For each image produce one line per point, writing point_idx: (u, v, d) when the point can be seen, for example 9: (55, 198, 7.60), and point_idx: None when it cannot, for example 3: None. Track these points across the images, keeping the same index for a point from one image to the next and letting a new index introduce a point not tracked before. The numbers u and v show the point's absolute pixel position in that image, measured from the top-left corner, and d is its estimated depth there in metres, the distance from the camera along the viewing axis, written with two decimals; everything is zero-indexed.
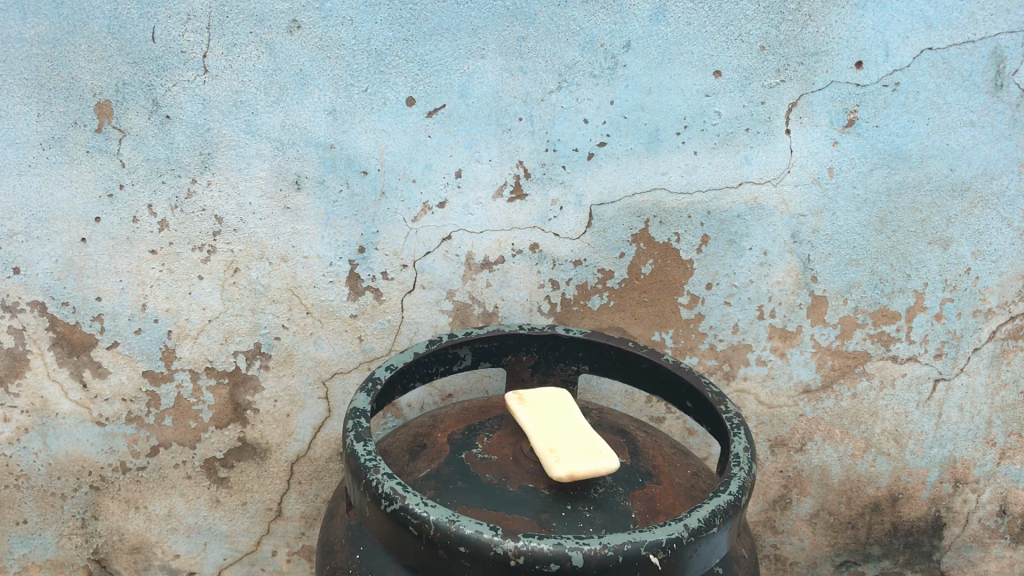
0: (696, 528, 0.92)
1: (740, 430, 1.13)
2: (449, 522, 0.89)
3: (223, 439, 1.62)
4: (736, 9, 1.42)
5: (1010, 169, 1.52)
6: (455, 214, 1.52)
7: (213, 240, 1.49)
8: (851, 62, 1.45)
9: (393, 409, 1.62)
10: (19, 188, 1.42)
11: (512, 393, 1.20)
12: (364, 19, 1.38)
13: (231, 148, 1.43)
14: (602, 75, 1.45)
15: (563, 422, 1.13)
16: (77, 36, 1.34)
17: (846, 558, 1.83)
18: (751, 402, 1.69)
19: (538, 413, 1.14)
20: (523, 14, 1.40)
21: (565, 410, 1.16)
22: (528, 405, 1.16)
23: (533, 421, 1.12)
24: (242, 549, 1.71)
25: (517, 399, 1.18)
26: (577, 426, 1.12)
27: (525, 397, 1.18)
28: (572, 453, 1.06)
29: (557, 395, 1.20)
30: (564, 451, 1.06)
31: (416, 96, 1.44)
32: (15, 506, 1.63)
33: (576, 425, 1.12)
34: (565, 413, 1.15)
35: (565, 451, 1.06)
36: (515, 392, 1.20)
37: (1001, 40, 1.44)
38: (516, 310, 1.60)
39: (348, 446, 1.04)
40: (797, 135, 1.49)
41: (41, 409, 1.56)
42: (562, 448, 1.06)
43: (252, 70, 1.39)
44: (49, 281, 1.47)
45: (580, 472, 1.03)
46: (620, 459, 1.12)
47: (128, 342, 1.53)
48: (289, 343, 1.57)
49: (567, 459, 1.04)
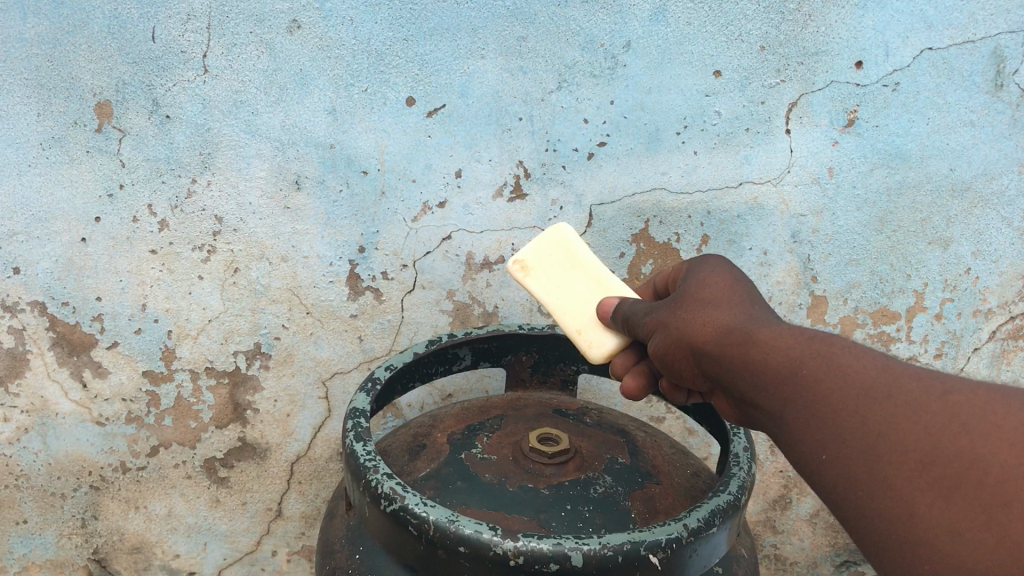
0: (696, 528, 0.92)
1: (740, 430, 1.13)
2: (449, 522, 0.89)
3: (223, 439, 1.62)
4: (735, 9, 1.42)
5: (1010, 169, 1.52)
6: (455, 214, 1.52)
7: (213, 240, 1.49)
8: (852, 61, 1.45)
9: (393, 409, 1.62)
10: (19, 188, 1.42)
11: (511, 259, 1.12)
12: (364, 19, 1.38)
13: (231, 148, 1.43)
14: (602, 75, 1.45)
15: (578, 283, 1.10)
16: (77, 36, 1.34)
17: (846, 558, 1.82)
18: None
19: (551, 284, 1.10)
20: (523, 13, 1.41)
21: (573, 253, 1.12)
22: (538, 276, 1.10)
23: (550, 297, 1.09)
24: (241, 549, 1.71)
25: (522, 271, 1.11)
26: (594, 279, 1.11)
27: (529, 264, 1.11)
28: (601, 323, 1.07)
29: (560, 241, 1.12)
30: (591, 326, 1.07)
31: (416, 96, 1.44)
32: (15, 506, 1.63)
33: (592, 276, 1.11)
34: (577, 264, 1.11)
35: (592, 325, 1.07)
36: (514, 258, 1.11)
37: (1001, 40, 1.44)
38: (516, 310, 1.60)
39: (348, 446, 1.04)
40: (797, 135, 1.49)
41: (42, 409, 1.56)
42: (589, 326, 1.07)
43: (252, 70, 1.39)
44: (49, 281, 1.47)
45: (615, 353, 1.06)
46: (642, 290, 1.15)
47: (127, 342, 1.53)
48: (290, 343, 1.57)
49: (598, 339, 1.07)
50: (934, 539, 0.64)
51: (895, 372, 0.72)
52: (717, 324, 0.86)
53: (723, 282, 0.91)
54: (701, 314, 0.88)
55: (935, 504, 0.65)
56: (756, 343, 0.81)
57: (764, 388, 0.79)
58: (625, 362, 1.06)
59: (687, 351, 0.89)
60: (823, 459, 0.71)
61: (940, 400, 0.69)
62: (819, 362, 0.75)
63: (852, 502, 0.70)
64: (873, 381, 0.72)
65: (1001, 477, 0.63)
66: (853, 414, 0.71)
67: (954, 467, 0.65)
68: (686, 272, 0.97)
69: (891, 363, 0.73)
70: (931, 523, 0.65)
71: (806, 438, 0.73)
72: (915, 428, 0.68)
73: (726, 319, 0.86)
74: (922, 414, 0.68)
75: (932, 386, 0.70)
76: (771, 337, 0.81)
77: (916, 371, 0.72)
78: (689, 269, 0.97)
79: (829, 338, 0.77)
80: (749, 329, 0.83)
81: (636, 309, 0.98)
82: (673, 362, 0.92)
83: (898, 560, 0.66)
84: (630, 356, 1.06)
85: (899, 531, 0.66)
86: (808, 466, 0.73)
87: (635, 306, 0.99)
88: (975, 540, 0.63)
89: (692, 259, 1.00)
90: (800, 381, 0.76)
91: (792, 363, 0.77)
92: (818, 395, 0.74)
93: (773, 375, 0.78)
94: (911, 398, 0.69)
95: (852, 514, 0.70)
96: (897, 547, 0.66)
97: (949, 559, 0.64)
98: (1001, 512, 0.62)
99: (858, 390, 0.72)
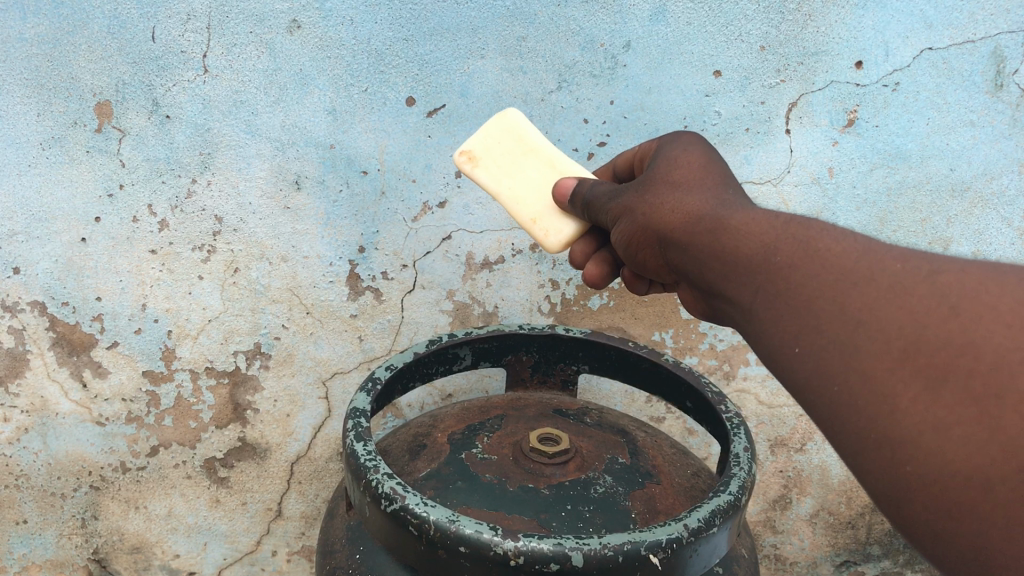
0: (696, 528, 0.92)
1: (739, 430, 1.13)
2: (449, 522, 0.89)
3: (223, 439, 1.62)
4: (735, 9, 1.42)
5: (1010, 169, 1.52)
6: (455, 214, 1.52)
7: (213, 240, 1.49)
8: (852, 61, 1.45)
9: (393, 408, 1.62)
10: (19, 188, 1.42)
11: (457, 150, 1.06)
12: (364, 19, 1.39)
13: (231, 148, 1.43)
14: (602, 75, 1.45)
15: (530, 169, 1.04)
16: (77, 35, 1.34)
17: (846, 558, 1.82)
18: (752, 402, 1.69)
19: (501, 174, 1.04)
20: (523, 14, 1.41)
21: (522, 138, 1.05)
22: (486, 166, 1.05)
23: (500, 187, 1.04)
24: (241, 549, 1.71)
25: (469, 162, 1.05)
26: (545, 160, 1.04)
27: (476, 154, 1.05)
28: (555, 210, 1.03)
29: (508, 127, 1.06)
30: (546, 214, 1.03)
31: (416, 96, 1.44)
32: (15, 506, 1.63)
33: (544, 158, 1.05)
34: (528, 149, 1.05)
35: (546, 213, 1.02)
36: (460, 149, 1.06)
37: (1001, 40, 1.44)
38: (516, 310, 1.60)
39: (348, 446, 1.04)
40: (797, 135, 1.49)
41: (42, 409, 1.56)
42: (543, 214, 1.03)
43: (252, 70, 1.39)
44: (49, 281, 1.47)
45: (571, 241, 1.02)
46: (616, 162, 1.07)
47: (127, 342, 1.53)
48: (290, 343, 1.57)
49: (554, 229, 1.02)
50: (917, 436, 0.56)
51: (877, 254, 0.63)
52: (687, 211, 0.79)
53: (693, 168, 0.84)
54: (669, 202, 0.81)
55: (921, 398, 0.56)
56: (727, 229, 0.74)
57: (733, 276, 0.72)
58: (584, 250, 1.05)
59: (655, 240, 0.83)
60: (796, 352, 0.63)
61: (927, 283, 0.60)
62: (794, 245, 0.68)
63: (826, 399, 0.61)
64: (853, 266, 0.63)
65: (994, 365, 0.55)
66: (830, 301, 0.62)
67: (942, 356, 0.56)
68: (655, 152, 0.91)
69: (872, 245, 0.65)
70: (915, 415, 0.57)
71: (777, 327, 0.65)
72: (900, 313, 0.59)
73: (698, 205, 0.79)
74: (907, 298, 0.59)
75: (918, 268, 0.61)
76: (742, 222, 0.73)
77: (901, 254, 0.63)
78: (659, 147, 0.91)
79: (805, 221, 0.70)
80: (720, 216, 0.75)
81: (598, 191, 0.93)
82: (638, 250, 0.87)
83: (876, 462, 0.58)
84: (589, 244, 1.05)
85: (879, 429, 0.58)
86: (778, 361, 0.65)
87: (597, 188, 0.93)
88: (963, 436, 0.55)
89: (662, 137, 0.94)
90: (773, 269, 0.68)
91: (765, 249, 0.69)
92: (791, 279, 0.66)
93: (744, 262, 0.71)
94: (894, 280, 0.61)
95: (828, 416, 0.61)
96: (876, 445, 0.58)
97: (932, 456, 0.56)
98: (991, 403, 0.54)
99: (836, 273, 0.63)
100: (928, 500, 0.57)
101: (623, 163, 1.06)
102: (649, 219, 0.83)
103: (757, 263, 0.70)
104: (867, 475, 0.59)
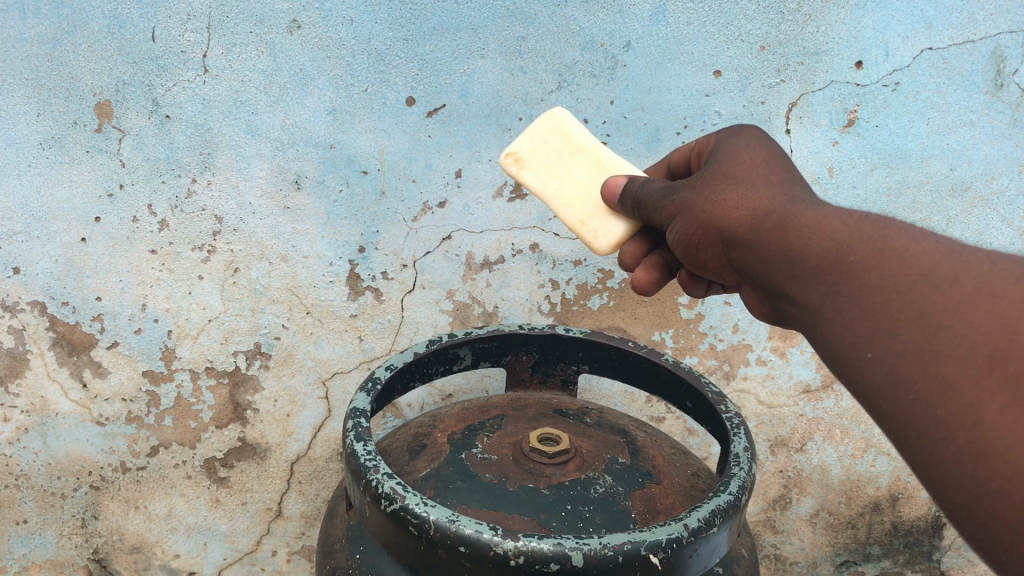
0: (696, 528, 0.92)
1: (740, 430, 1.13)
2: (449, 522, 0.89)
3: (223, 439, 1.62)
4: (736, 9, 1.43)
5: (1010, 169, 1.52)
6: (455, 214, 1.52)
7: (213, 240, 1.48)
8: (852, 62, 1.45)
9: (393, 408, 1.62)
10: (19, 188, 1.42)
11: (503, 151, 1.06)
12: (364, 19, 1.39)
13: (231, 148, 1.43)
14: (602, 75, 1.44)
15: (578, 168, 1.04)
16: (77, 36, 1.34)
17: (846, 558, 1.82)
18: (752, 402, 1.69)
19: (548, 175, 1.04)
20: (523, 13, 1.41)
21: (570, 138, 1.05)
22: (532, 167, 1.04)
23: (547, 188, 1.03)
24: (241, 549, 1.71)
25: (515, 163, 1.05)
26: (594, 159, 1.04)
27: (522, 155, 1.05)
28: (604, 211, 1.02)
29: (554, 127, 1.05)
30: (595, 215, 1.02)
31: (416, 96, 1.44)
32: (15, 506, 1.63)
33: (592, 158, 1.04)
34: (576, 149, 1.04)
35: (595, 215, 1.02)
36: (506, 150, 1.05)
37: (1001, 40, 1.44)
38: (516, 310, 1.60)
39: (348, 446, 1.04)
40: (797, 135, 1.49)
41: (41, 409, 1.56)
42: (592, 216, 1.02)
43: (252, 70, 1.39)
44: (49, 281, 1.47)
45: (621, 243, 1.02)
46: (669, 158, 1.07)
47: (127, 342, 1.53)
48: (290, 343, 1.57)
49: (603, 229, 1.01)
50: (1003, 450, 0.56)
51: (961, 255, 0.63)
52: (753, 208, 0.79)
53: (760, 163, 0.83)
54: (735, 199, 0.81)
55: (1008, 409, 0.56)
56: (795, 228, 0.74)
57: (802, 278, 0.72)
58: (635, 251, 1.04)
59: (718, 240, 0.83)
60: (869, 357, 0.64)
61: (1017, 285, 0.59)
62: (870, 245, 0.68)
63: (902, 405, 0.62)
64: (934, 267, 0.63)
65: None
66: (909, 305, 0.63)
67: None
68: (715, 145, 0.90)
69: (953, 247, 0.65)
70: (1002, 427, 0.56)
71: (849, 330, 0.66)
72: (986, 316, 0.59)
73: (766, 201, 0.79)
74: (994, 301, 0.59)
75: (1008, 272, 0.61)
76: (813, 221, 0.73)
77: (988, 256, 0.63)
78: (718, 141, 0.91)
79: (883, 221, 0.69)
80: (790, 213, 0.76)
81: (649, 188, 0.92)
82: (699, 250, 0.87)
83: (955, 475, 0.58)
84: (639, 246, 1.04)
85: (959, 439, 0.58)
86: (848, 367, 0.66)
87: (648, 186, 0.92)
88: None
89: (719, 132, 0.93)
90: (846, 270, 0.68)
91: (838, 249, 0.69)
92: (866, 279, 0.66)
93: (815, 263, 0.71)
94: (981, 285, 0.61)
95: (903, 425, 0.62)
96: (955, 458, 0.58)
97: (1020, 475, 0.55)
98: None
99: (918, 276, 0.63)
100: (1014, 519, 0.56)
101: (677, 160, 1.06)
102: (711, 217, 0.83)
103: (829, 264, 0.70)
104: (946, 489, 0.59)
